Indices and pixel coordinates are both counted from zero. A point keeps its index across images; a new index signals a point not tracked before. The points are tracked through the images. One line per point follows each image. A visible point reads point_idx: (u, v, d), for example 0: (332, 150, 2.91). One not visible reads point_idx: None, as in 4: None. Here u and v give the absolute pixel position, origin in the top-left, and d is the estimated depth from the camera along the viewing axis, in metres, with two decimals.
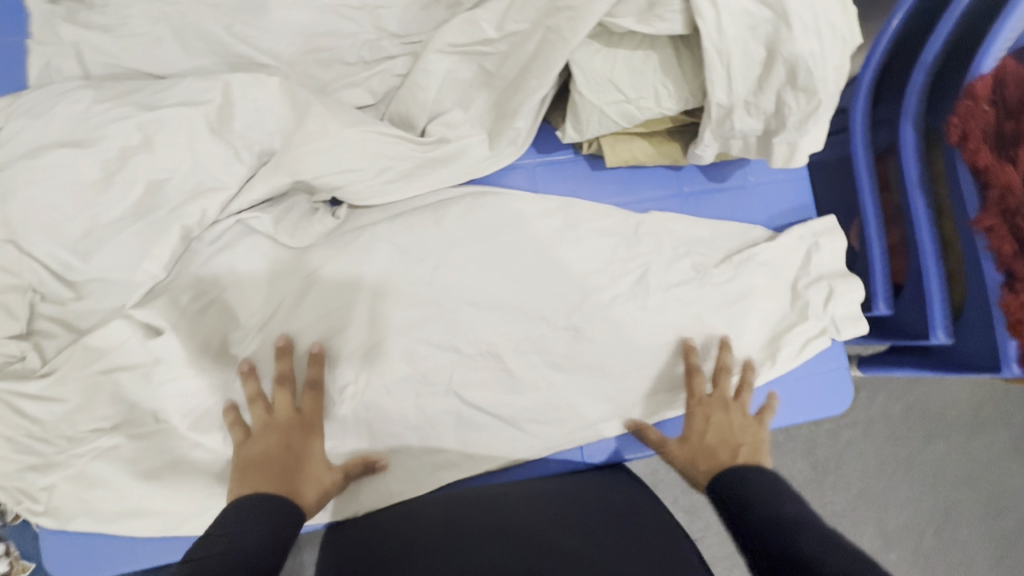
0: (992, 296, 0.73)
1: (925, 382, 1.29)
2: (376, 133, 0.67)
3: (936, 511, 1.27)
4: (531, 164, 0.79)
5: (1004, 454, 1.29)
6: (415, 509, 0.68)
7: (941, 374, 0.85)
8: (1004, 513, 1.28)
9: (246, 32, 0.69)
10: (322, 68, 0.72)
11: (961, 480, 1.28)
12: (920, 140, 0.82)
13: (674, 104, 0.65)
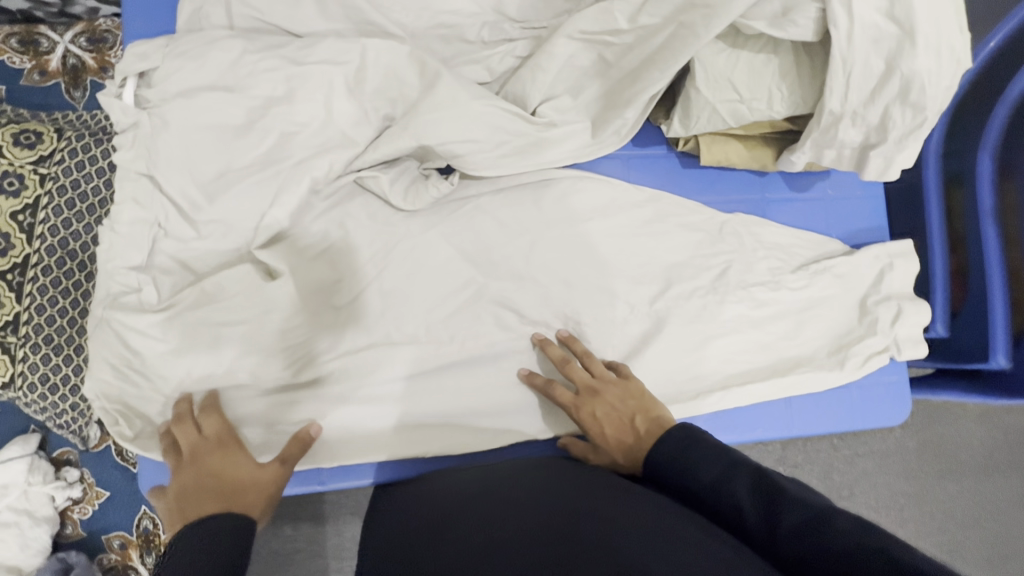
0: None
1: (959, 414, 1.31)
2: (498, 108, 0.70)
3: (944, 550, 1.28)
4: (626, 155, 0.82)
5: (1013, 500, 1.31)
6: (455, 480, 0.64)
7: (993, 398, 0.88)
8: (1011, 554, 1.30)
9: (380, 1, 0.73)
10: (443, 44, 0.76)
11: (971, 522, 1.29)
12: (994, 174, 0.88)
13: (785, 108, 0.69)
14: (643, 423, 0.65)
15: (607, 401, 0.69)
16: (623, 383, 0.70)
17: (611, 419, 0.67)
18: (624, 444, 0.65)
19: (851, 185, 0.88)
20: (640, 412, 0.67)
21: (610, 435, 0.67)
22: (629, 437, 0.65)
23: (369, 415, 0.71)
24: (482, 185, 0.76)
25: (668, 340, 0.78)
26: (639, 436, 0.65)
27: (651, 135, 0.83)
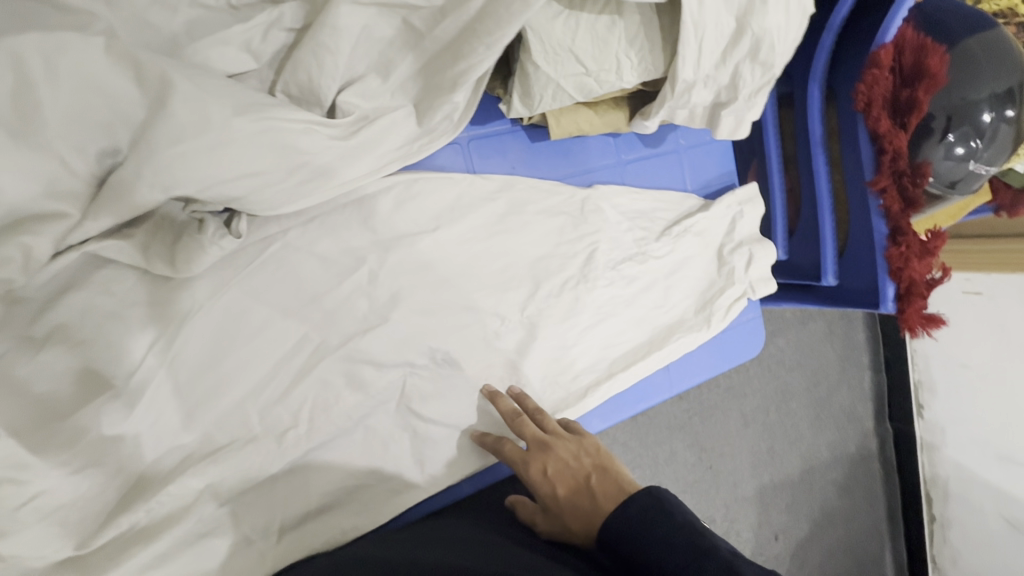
0: (879, 246, 0.86)
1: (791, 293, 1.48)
2: (277, 121, 0.49)
3: (776, 392, 1.51)
4: (465, 138, 0.67)
5: (820, 337, 1.57)
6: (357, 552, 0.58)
7: (824, 306, 0.98)
8: (820, 381, 1.57)
9: None
10: (165, 12, 0.48)
11: (794, 363, 1.53)
12: (823, 99, 0.88)
13: (635, 77, 0.60)
14: (601, 485, 0.59)
15: (560, 457, 0.63)
16: (578, 440, 0.65)
17: (564, 478, 0.61)
18: (578, 508, 0.59)
19: (701, 132, 0.83)
20: (597, 472, 0.61)
21: (562, 496, 0.60)
22: (584, 501, 0.59)
23: (206, 539, 0.56)
24: (289, 219, 0.57)
25: (545, 345, 0.72)
26: (595, 498, 0.58)
27: (489, 108, 0.68)
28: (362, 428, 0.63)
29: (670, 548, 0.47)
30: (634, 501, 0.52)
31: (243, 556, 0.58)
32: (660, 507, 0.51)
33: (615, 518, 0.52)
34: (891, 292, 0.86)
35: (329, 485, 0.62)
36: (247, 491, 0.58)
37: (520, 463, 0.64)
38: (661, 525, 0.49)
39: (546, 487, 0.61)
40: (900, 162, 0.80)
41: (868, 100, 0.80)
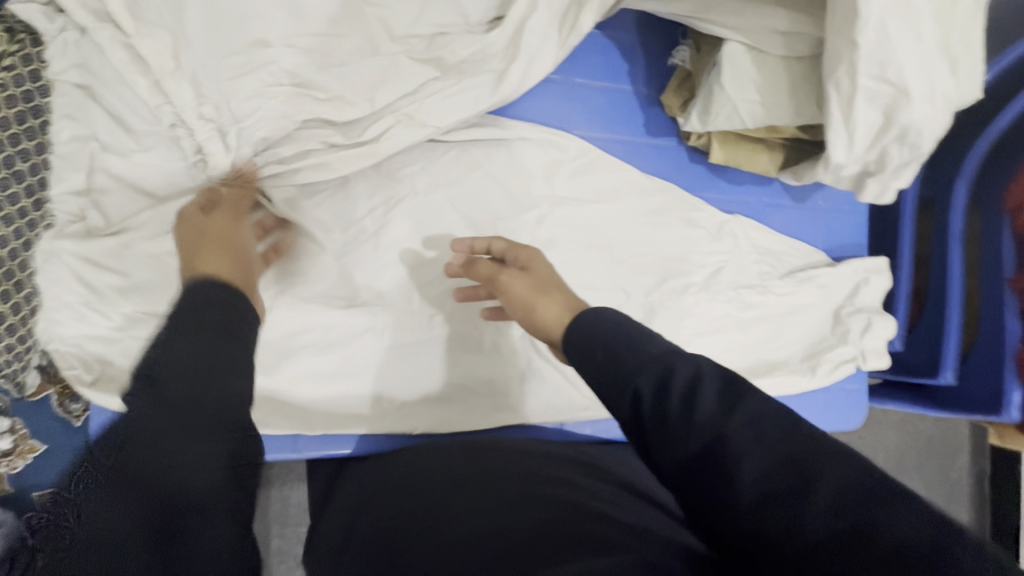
0: (1009, 348, 0.86)
1: (899, 420, 1.38)
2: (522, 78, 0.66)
3: None
4: (637, 142, 0.81)
5: (919, 498, 1.39)
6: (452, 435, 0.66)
7: (934, 411, 0.95)
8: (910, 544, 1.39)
9: None
10: None
11: None
12: (968, 203, 0.92)
13: (800, 120, 0.69)
14: (562, 298, 0.56)
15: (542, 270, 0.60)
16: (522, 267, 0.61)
17: (542, 275, 0.59)
18: (533, 301, 0.56)
19: (841, 200, 0.91)
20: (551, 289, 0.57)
21: (535, 281, 0.58)
22: (547, 295, 0.56)
23: (348, 376, 0.69)
24: (494, 155, 0.72)
25: (658, 333, 0.78)
26: (558, 296, 0.56)
27: (662, 124, 0.82)
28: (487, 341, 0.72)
29: (683, 438, 0.40)
30: (622, 363, 0.44)
31: (368, 403, 0.69)
32: (670, 386, 0.42)
33: (603, 368, 0.46)
34: (1017, 398, 0.84)
35: (451, 376, 0.72)
36: (391, 352, 0.70)
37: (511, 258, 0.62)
38: (670, 410, 0.41)
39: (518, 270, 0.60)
40: None
41: (1018, 205, 0.86)
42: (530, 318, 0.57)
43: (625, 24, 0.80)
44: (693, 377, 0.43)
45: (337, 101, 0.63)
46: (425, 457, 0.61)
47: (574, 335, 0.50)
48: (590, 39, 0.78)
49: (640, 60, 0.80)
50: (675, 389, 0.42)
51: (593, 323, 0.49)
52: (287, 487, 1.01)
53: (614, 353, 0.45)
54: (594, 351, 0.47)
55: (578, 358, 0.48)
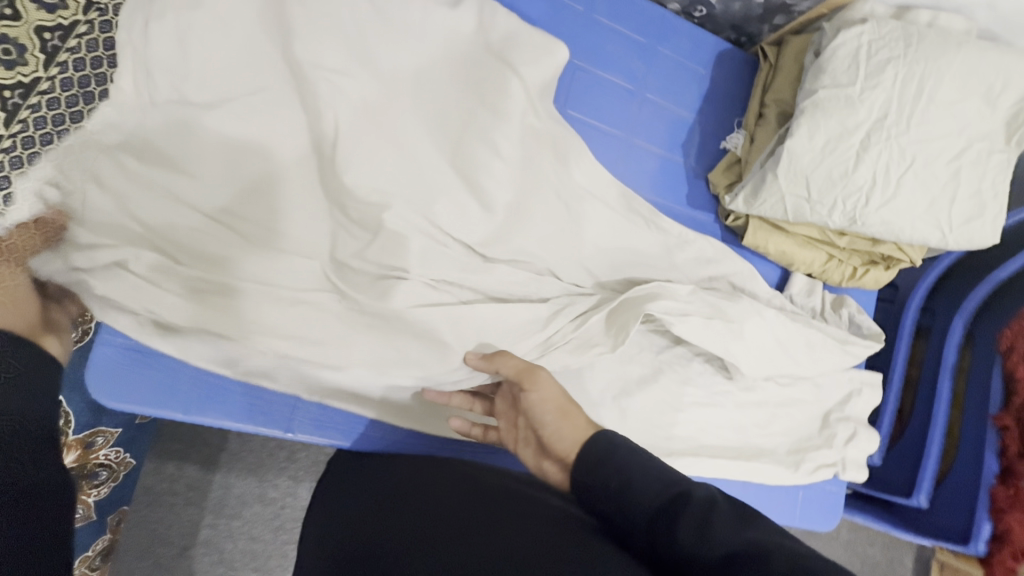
0: (983, 481, 0.89)
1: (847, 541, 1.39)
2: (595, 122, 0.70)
3: None
4: (681, 208, 0.85)
5: None
6: (389, 482, 0.59)
7: (905, 533, 0.96)
8: None
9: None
10: None
11: None
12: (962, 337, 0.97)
13: (841, 221, 0.73)
14: (570, 425, 0.55)
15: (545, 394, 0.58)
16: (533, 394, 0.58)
17: (546, 405, 0.57)
18: (556, 437, 0.55)
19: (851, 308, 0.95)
20: (558, 414, 0.56)
21: (542, 418, 0.56)
22: (559, 424, 0.55)
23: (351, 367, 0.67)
24: None
25: (659, 393, 0.78)
26: (568, 424, 0.55)
27: (704, 200, 0.86)
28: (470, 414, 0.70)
29: (698, 560, 0.40)
30: (631, 490, 0.46)
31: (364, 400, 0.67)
32: (681, 504, 0.44)
33: (615, 481, 0.47)
34: (984, 531, 0.87)
35: None
36: None
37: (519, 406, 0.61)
38: (685, 537, 0.42)
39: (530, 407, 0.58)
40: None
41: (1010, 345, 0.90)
42: (558, 427, 0.55)
43: (689, 102, 0.85)
44: (706, 508, 0.43)
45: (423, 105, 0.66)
46: (416, 481, 0.57)
47: (589, 454, 0.50)
48: (656, 107, 0.84)
49: (696, 137, 0.86)
50: (687, 517, 0.43)
51: (603, 452, 0.50)
52: (224, 475, 0.93)
53: (626, 475, 0.47)
54: (605, 468, 0.49)
55: (582, 474, 0.50)
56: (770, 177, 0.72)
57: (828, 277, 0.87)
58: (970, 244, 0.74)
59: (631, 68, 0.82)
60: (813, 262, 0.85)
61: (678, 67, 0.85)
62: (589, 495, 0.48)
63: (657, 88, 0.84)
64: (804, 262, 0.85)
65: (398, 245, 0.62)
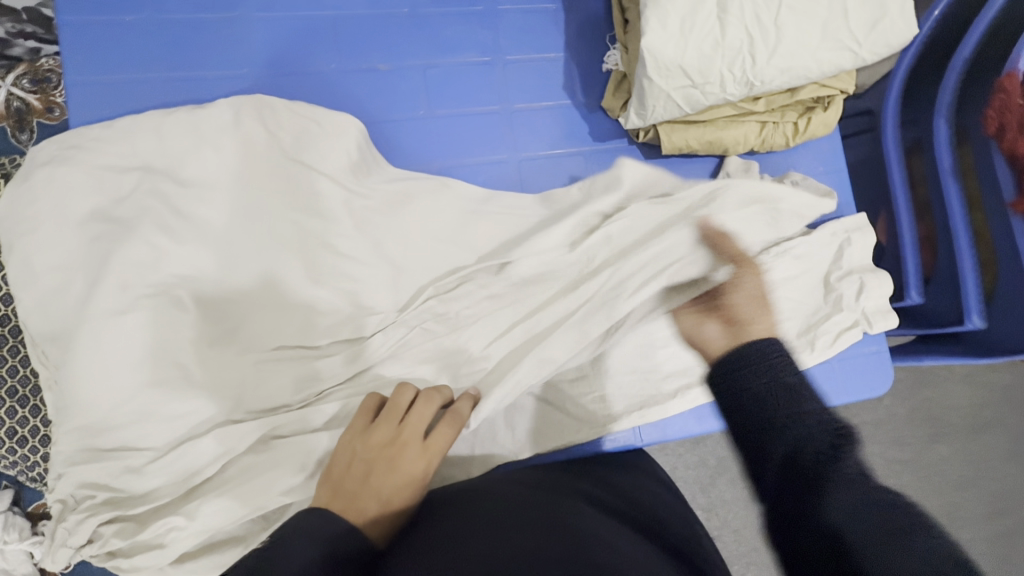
0: None
1: (943, 379, 1.34)
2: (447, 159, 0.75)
3: (940, 513, 1.30)
4: (586, 149, 0.82)
5: (1002, 457, 1.33)
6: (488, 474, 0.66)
7: (976, 359, 0.88)
8: (1008, 512, 1.32)
9: (312, 40, 0.75)
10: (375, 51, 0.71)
11: (963, 482, 1.32)
12: (951, 136, 0.87)
13: (739, 90, 0.68)
14: (765, 319, 0.63)
15: (435, 448, 0.59)
16: (432, 443, 0.59)
17: (427, 455, 0.59)
18: (742, 313, 0.64)
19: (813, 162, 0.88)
20: (760, 305, 0.65)
21: (737, 297, 0.66)
22: (757, 309, 0.64)
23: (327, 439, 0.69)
24: (441, 196, 0.75)
25: (640, 336, 0.76)
26: (765, 313, 0.64)
27: (607, 130, 0.82)
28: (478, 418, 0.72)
29: (842, 488, 0.48)
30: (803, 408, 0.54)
31: None
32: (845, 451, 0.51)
33: (773, 395, 0.56)
34: None
35: None
36: None
37: (392, 437, 0.59)
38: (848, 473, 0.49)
39: (434, 451, 0.59)
40: None
41: (1002, 126, 0.77)
42: (755, 308, 0.64)
43: (553, 44, 0.81)
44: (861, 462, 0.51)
45: (285, 192, 0.70)
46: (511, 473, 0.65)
47: (775, 370, 0.57)
48: (521, 65, 0.81)
49: (574, 73, 0.82)
50: (847, 460, 0.50)
51: (798, 379, 0.57)
52: None
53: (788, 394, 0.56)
54: (781, 385, 0.56)
55: (768, 391, 0.56)
56: (647, 80, 0.67)
57: (771, 144, 0.82)
58: (891, 44, 0.66)
59: (481, 41, 0.80)
60: (748, 137, 0.80)
61: (526, 14, 0.81)
62: (741, 396, 0.57)
63: (514, 47, 0.81)
64: (737, 142, 0.80)
65: None
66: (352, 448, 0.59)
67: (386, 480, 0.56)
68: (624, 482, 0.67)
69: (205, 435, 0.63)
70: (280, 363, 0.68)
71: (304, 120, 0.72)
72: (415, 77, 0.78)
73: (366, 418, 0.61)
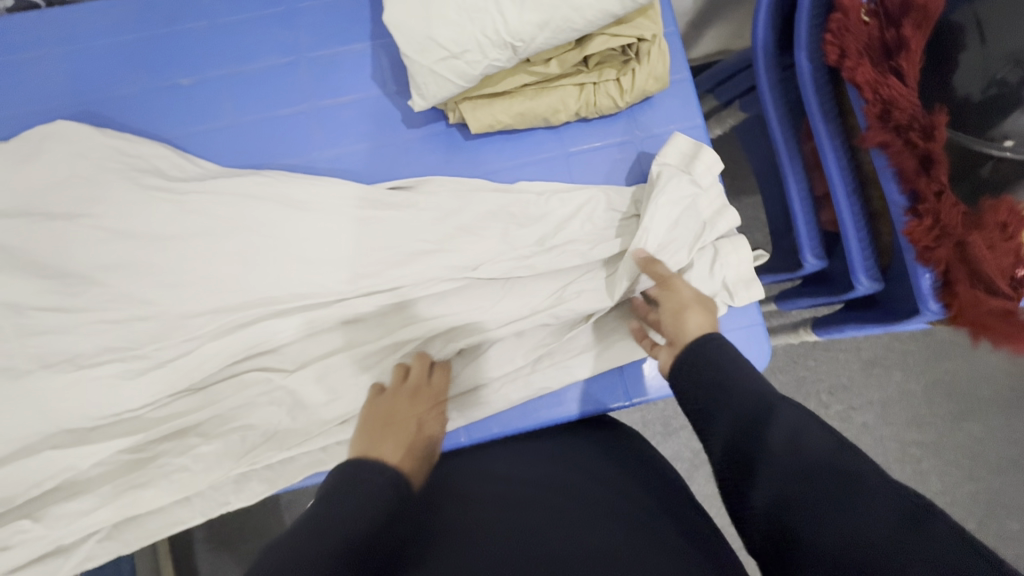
0: (898, 224, 0.65)
1: (950, 348, 1.17)
2: (251, 176, 0.74)
3: (974, 500, 1.14)
4: (407, 139, 0.79)
5: None
6: (478, 466, 0.68)
7: (884, 327, 0.75)
8: None
9: (120, 68, 0.78)
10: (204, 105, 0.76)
11: (1000, 463, 1.14)
12: (817, 71, 0.75)
13: (501, 53, 0.62)
14: (693, 319, 0.60)
15: (438, 394, 0.68)
16: (437, 395, 0.68)
17: (433, 404, 0.67)
18: (682, 312, 0.62)
19: (660, 120, 0.79)
20: (688, 306, 0.62)
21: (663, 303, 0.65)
22: (678, 313, 0.62)
23: (138, 454, 0.69)
24: (248, 208, 0.72)
25: (463, 329, 0.72)
26: (687, 314, 0.61)
27: (421, 115, 0.79)
28: (285, 422, 0.71)
29: (771, 468, 0.43)
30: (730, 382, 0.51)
31: (170, 483, 0.69)
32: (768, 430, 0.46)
33: (710, 389, 0.52)
34: (926, 284, 0.63)
35: (251, 432, 0.70)
36: (175, 432, 0.70)
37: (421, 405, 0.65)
38: (772, 445, 0.45)
39: (438, 396, 0.68)
40: (894, 112, 0.63)
41: (841, 52, 0.68)
42: (675, 318, 0.62)
43: (358, 33, 0.79)
44: (810, 462, 0.42)
45: (83, 217, 0.71)
46: (495, 463, 0.68)
47: (696, 362, 0.55)
48: (323, 60, 0.79)
49: (382, 61, 0.79)
50: (777, 431, 0.45)
51: (708, 353, 0.55)
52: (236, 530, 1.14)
53: (719, 385, 0.52)
54: (711, 372, 0.53)
55: (684, 378, 0.55)
56: (407, 61, 0.64)
57: (598, 107, 0.74)
58: None
59: (282, 42, 0.79)
60: (564, 102, 0.73)
61: (326, 7, 0.80)
62: (688, 390, 0.55)
63: (317, 42, 0.79)
64: (552, 110, 0.73)
65: (136, 330, 0.69)
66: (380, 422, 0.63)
67: (426, 444, 0.63)
68: (588, 462, 0.66)
69: (39, 452, 0.67)
70: (90, 383, 0.68)
71: (105, 145, 0.74)
72: (218, 87, 0.78)
73: (380, 395, 0.66)
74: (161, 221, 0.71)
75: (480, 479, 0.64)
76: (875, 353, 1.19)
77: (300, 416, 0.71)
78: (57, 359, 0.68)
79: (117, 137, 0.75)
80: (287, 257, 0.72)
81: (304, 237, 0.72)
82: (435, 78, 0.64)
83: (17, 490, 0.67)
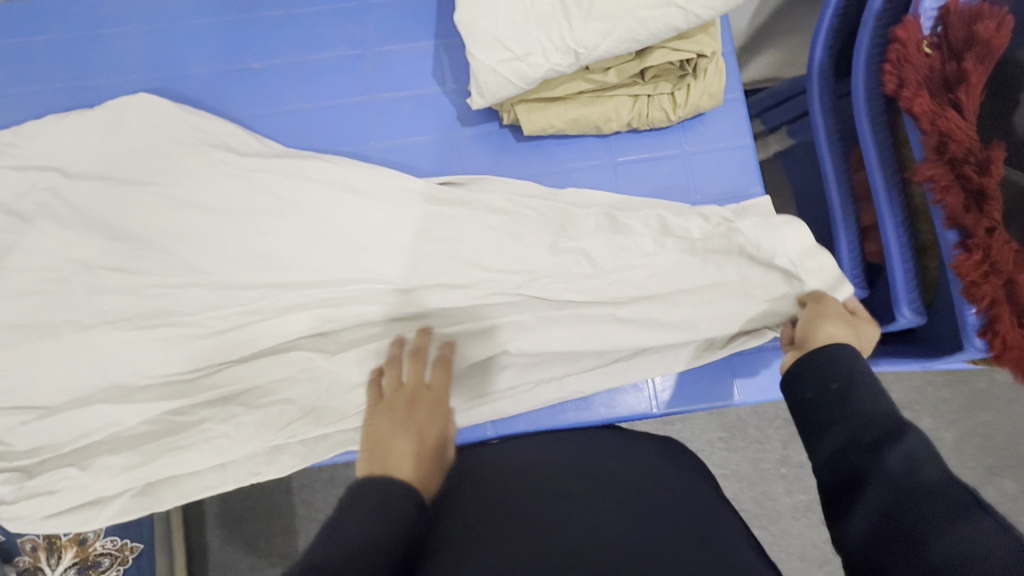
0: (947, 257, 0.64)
1: (986, 398, 1.14)
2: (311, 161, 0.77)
3: None
4: (460, 136, 0.81)
5: None
6: (542, 451, 0.67)
7: (925, 363, 0.74)
8: None
9: (200, 48, 0.83)
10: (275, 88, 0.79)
11: None
12: (874, 101, 0.75)
13: (563, 58, 0.64)
14: (828, 331, 0.60)
15: (439, 393, 0.66)
16: (438, 393, 0.66)
17: (437, 403, 0.65)
18: (813, 324, 0.62)
19: (710, 138, 0.80)
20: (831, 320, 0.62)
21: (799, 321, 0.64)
22: (816, 324, 0.61)
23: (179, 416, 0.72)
24: (306, 191, 0.75)
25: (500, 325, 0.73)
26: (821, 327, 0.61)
27: (476, 114, 0.82)
28: (320, 399, 0.72)
29: (878, 485, 0.42)
30: (852, 399, 0.50)
31: (206, 449, 0.71)
32: (882, 448, 0.44)
33: (825, 402, 0.52)
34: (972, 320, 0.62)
35: (288, 407, 0.72)
36: (216, 398, 0.72)
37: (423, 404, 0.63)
38: (888, 466, 0.43)
39: (439, 394, 0.66)
40: (952, 145, 0.62)
41: (900, 82, 0.68)
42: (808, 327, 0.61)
43: (423, 32, 0.83)
44: (919, 482, 0.41)
45: (152, 185, 0.75)
46: (573, 455, 0.66)
47: (813, 368, 0.55)
48: (388, 55, 0.82)
49: (444, 60, 0.82)
50: (894, 453, 0.43)
51: (827, 363, 0.54)
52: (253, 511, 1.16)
53: (841, 398, 0.51)
54: (822, 387, 0.53)
55: (799, 386, 0.55)
56: (472, 60, 0.67)
57: (650, 119, 0.75)
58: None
59: (351, 35, 0.83)
60: (617, 112, 0.74)
61: (396, 6, 0.83)
62: (800, 397, 0.55)
63: (384, 38, 0.83)
64: (605, 120, 0.75)
65: (189, 296, 0.72)
66: (391, 414, 0.61)
67: (435, 442, 0.61)
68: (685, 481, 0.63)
69: (89, 403, 0.70)
70: (144, 342, 0.71)
71: (180, 120, 0.78)
72: (288, 73, 0.82)
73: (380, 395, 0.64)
74: (223, 194, 0.75)
75: (548, 467, 0.63)
76: (909, 397, 1.16)
77: (335, 396, 0.72)
78: (115, 316, 0.72)
79: (190, 113, 0.79)
80: (338, 241, 0.74)
81: (355, 223, 0.74)
82: (496, 77, 0.66)
83: (67, 435, 0.70)
